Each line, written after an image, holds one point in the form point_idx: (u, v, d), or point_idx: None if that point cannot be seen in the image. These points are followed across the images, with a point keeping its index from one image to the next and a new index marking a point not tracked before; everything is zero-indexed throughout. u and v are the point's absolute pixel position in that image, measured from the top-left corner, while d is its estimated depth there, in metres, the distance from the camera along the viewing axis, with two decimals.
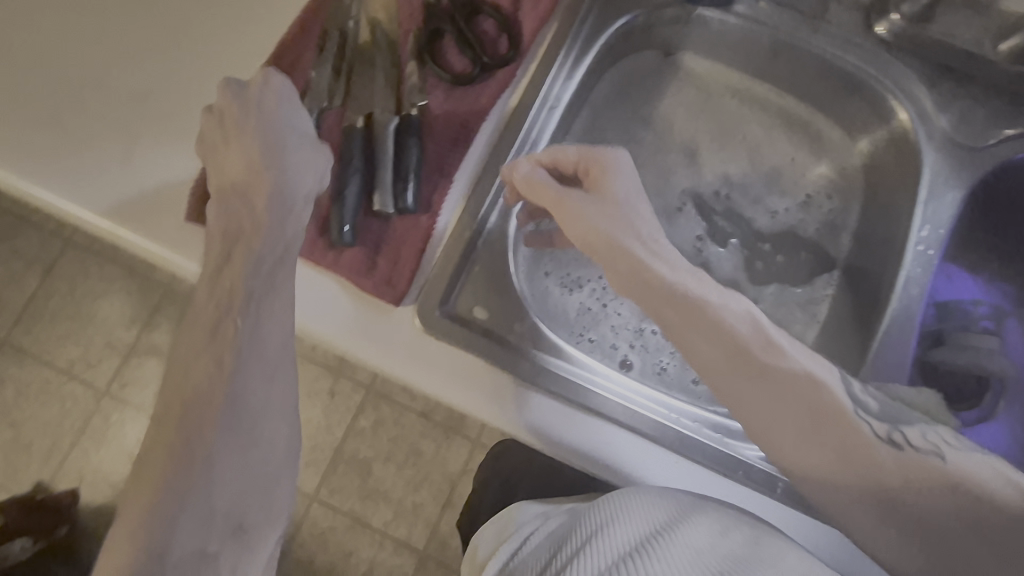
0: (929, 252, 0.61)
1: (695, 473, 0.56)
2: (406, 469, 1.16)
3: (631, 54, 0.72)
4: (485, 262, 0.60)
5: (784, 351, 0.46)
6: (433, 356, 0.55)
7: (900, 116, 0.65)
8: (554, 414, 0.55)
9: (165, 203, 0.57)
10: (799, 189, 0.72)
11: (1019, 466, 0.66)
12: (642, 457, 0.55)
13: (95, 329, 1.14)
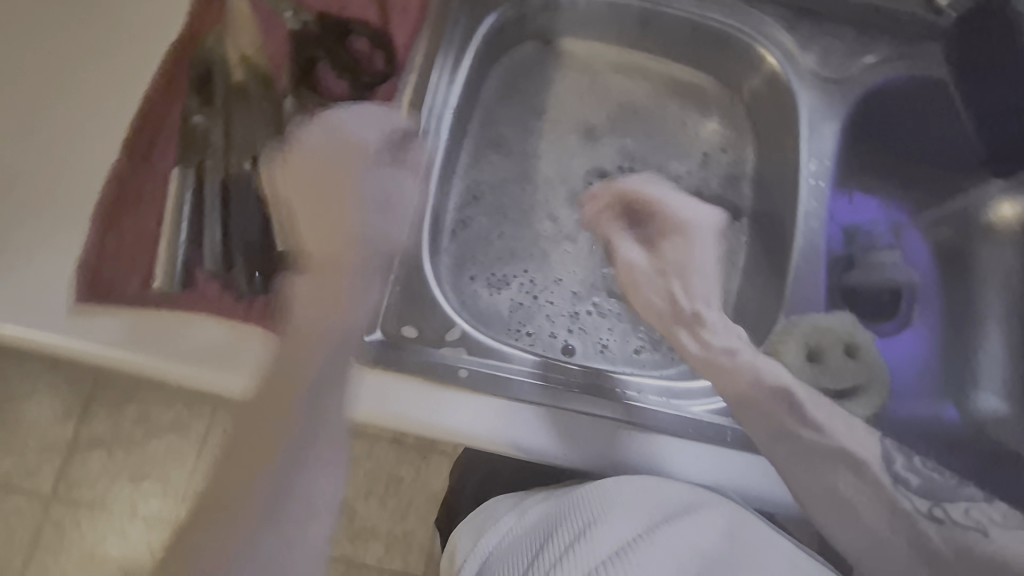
0: (821, 183, 0.65)
1: (652, 442, 0.56)
2: (388, 500, 1.14)
3: (510, 49, 0.74)
4: (405, 280, 0.58)
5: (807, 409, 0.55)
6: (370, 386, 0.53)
7: (768, 60, 0.69)
8: (508, 415, 0.55)
9: (50, 291, 0.52)
10: (695, 148, 0.75)
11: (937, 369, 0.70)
12: (600, 437, 0.56)
13: (26, 433, 1.06)
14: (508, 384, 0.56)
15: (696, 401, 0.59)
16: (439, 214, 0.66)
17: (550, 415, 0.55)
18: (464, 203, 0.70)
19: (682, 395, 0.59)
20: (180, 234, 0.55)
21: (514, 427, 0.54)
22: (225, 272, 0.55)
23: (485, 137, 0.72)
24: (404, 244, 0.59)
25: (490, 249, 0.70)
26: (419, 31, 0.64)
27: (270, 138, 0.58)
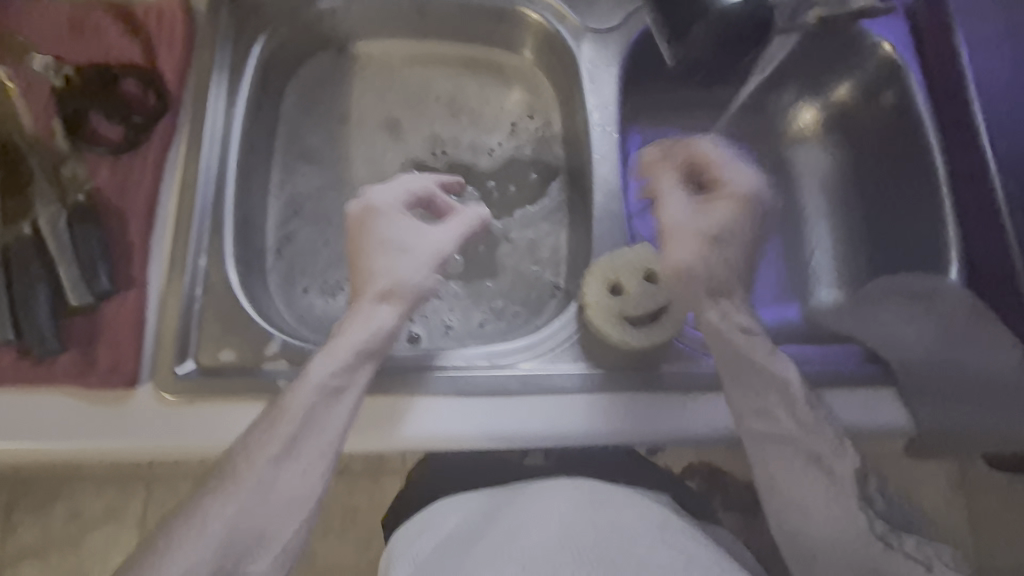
0: (610, 128, 0.69)
1: (591, 406, 0.57)
2: (346, 534, 1.08)
3: (300, 64, 0.74)
4: (214, 305, 0.58)
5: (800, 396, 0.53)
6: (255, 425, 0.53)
7: (534, 19, 0.73)
8: (457, 410, 0.56)
9: None
10: (504, 122, 0.78)
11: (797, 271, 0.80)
12: (550, 414, 0.57)
13: None
14: None
15: (523, 357, 0.59)
16: (254, 235, 0.66)
17: (385, 402, 0.57)
18: (284, 219, 0.71)
19: (509, 353, 0.60)
20: None
21: (460, 423, 0.56)
22: (18, 340, 0.54)
23: (293, 152, 0.73)
24: (207, 271, 0.59)
25: (318, 259, 0.71)
26: (188, 64, 0.65)
27: (47, 196, 0.57)
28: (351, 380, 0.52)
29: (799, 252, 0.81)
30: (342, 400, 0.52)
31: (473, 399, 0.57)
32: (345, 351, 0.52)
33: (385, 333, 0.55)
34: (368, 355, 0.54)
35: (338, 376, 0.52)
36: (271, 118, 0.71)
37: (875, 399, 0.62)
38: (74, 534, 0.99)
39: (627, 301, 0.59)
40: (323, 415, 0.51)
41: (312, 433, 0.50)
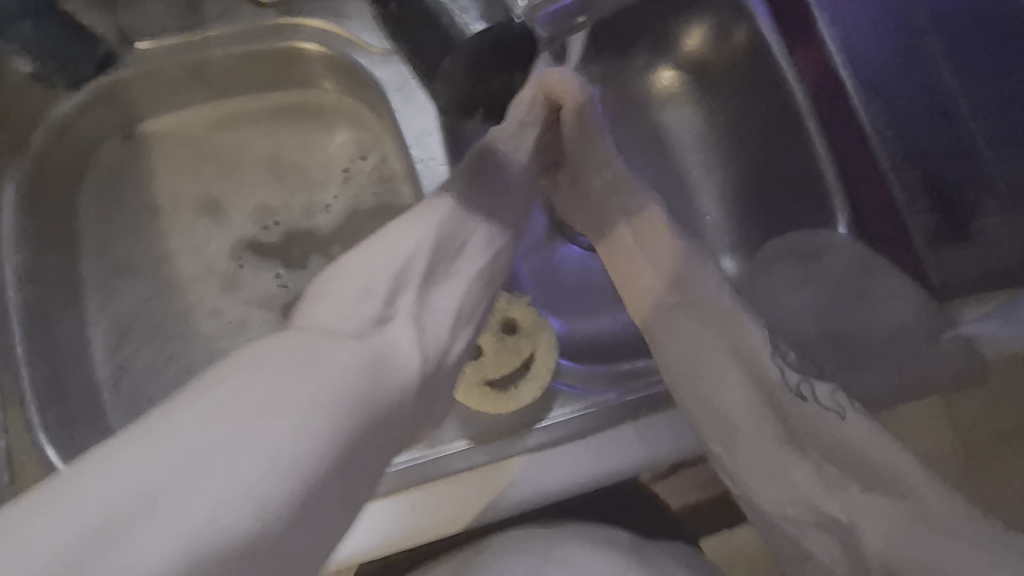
0: (435, 162, 0.59)
1: (577, 456, 0.51)
2: None
3: (87, 165, 0.66)
4: (33, 482, 0.52)
5: None
6: None
7: (315, 50, 0.63)
8: (430, 502, 0.51)
9: None
10: (336, 170, 0.69)
11: None
12: (558, 472, 0.51)
13: None
14: None
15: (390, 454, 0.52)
16: (72, 379, 0.59)
17: None
18: (113, 347, 0.62)
19: None
20: None
21: (463, 506, 0.51)
22: None
23: (106, 268, 0.65)
24: (10, 448, 0.52)
25: (162, 380, 0.62)
26: None
27: None
28: (422, 272, 0.45)
29: None
30: (400, 324, 0.41)
31: (439, 488, 0.51)
32: (365, 292, 0.41)
33: (469, 259, 0.48)
34: (412, 283, 0.44)
35: (398, 298, 0.42)
36: (63, 237, 0.62)
37: None
38: None
39: (485, 365, 0.51)
40: (339, 380, 0.33)
41: (192, 507, 0.27)
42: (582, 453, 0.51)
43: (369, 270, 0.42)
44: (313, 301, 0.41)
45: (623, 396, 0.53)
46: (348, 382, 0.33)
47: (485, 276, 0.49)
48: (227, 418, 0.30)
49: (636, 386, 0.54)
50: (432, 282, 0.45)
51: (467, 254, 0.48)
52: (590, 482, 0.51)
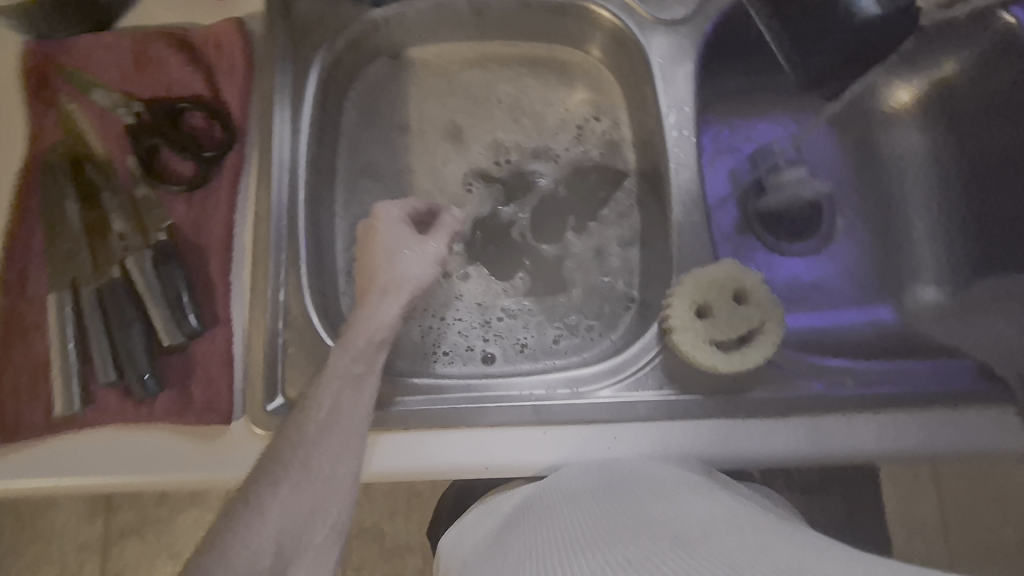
0: (685, 133, 0.64)
1: (763, 429, 0.56)
2: (414, 514, 1.07)
3: (359, 73, 0.73)
4: (297, 340, 0.59)
5: (975, 443, 0.56)
6: (402, 449, 0.56)
7: (602, 14, 0.67)
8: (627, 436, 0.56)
9: None
10: (568, 125, 0.74)
11: (883, 267, 0.76)
12: (749, 438, 0.56)
13: (22, 548, 1.02)
14: (423, 418, 0.57)
15: (603, 385, 0.58)
16: (324, 258, 0.67)
17: (454, 434, 0.56)
18: (350, 241, 0.70)
19: (588, 381, 0.58)
20: (69, 351, 0.56)
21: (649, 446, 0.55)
22: (119, 380, 0.56)
23: (356, 171, 0.72)
24: (287, 304, 0.59)
25: None
26: (251, 92, 0.64)
27: (134, 247, 0.59)
28: (362, 375, 0.53)
29: (886, 239, 0.77)
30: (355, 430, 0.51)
31: (630, 428, 0.56)
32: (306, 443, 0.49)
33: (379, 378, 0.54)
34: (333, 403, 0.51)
35: (315, 416, 0.50)
36: (333, 136, 0.70)
37: (991, 424, 0.56)
38: (164, 514, 1.03)
39: (716, 326, 0.55)
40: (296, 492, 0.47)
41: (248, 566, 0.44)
42: (782, 435, 0.56)
43: (330, 390, 0.51)
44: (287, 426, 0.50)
45: (831, 388, 0.58)
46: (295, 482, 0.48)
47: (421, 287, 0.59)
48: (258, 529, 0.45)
49: (844, 382, 0.58)
50: (357, 392, 0.52)
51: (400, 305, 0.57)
52: (780, 454, 0.56)
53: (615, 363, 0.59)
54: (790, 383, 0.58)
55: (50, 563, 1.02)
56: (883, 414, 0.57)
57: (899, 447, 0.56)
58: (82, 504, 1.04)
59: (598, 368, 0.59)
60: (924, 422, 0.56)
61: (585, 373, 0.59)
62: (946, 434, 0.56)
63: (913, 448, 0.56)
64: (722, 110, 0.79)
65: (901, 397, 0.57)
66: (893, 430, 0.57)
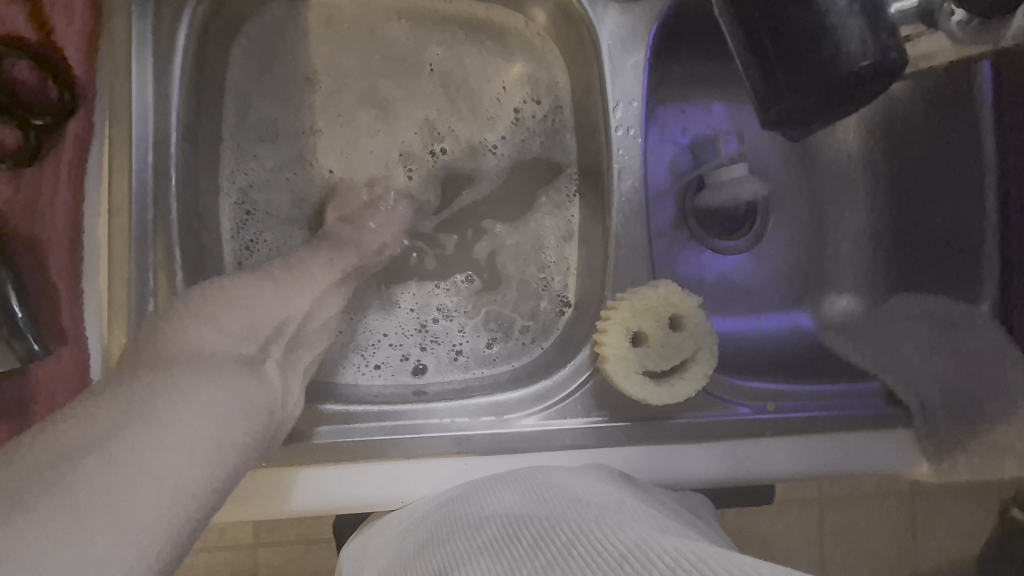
0: (632, 133, 0.58)
1: (683, 454, 0.56)
2: None
3: (250, 15, 0.59)
4: None
5: (869, 461, 0.60)
6: (305, 486, 0.50)
7: None
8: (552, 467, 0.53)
9: None
10: (503, 101, 0.66)
11: (808, 273, 0.77)
12: (672, 464, 0.56)
13: None
14: (328, 448, 0.51)
15: (528, 412, 0.55)
16: (208, 251, 0.56)
17: (364, 466, 0.51)
18: (240, 224, 0.60)
19: (513, 408, 0.55)
20: None
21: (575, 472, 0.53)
22: None
23: (248, 138, 0.61)
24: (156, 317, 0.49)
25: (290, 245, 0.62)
26: (95, 43, 0.50)
27: None
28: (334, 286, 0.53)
29: (811, 243, 0.77)
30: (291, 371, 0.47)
31: (558, 457, 0.53)
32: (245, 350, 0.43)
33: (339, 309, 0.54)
34: (293, 337, 0.48)
35: (276, 350, 0.46)
36: (219, 96, 0.58)
37: (888, 444, 0.60)
38: None
39: (649, 355, 0.53)
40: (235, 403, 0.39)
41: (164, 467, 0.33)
42: (704, 458, 0.56)
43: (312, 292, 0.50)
44: (185, 326, 0.42)
45: (755, 412, 0.59)
46: (242, 391, 0.40)
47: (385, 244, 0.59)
48: (174, 441, 0.34)
49: (765, 407, 0.59)
50: (308, 336, 0.50)
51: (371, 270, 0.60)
52: (698, 479, 0.56)
53: (543, 384, 0.56)
54: (712, 407, 0.58)
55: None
56: (796, 434, 0.59)
57: (806, 466, 0.59)
58: None
59: (525, 391, 0.56)
60: (828, 442, 0.59)
61: (511, 398, 0.55)
62: (848, 454, 0.59)
63: (818, 467, 0.59)
64: (670, 92, 0.74)
65: (823, 420, 0.59)
66: (804, 451, 0.59)
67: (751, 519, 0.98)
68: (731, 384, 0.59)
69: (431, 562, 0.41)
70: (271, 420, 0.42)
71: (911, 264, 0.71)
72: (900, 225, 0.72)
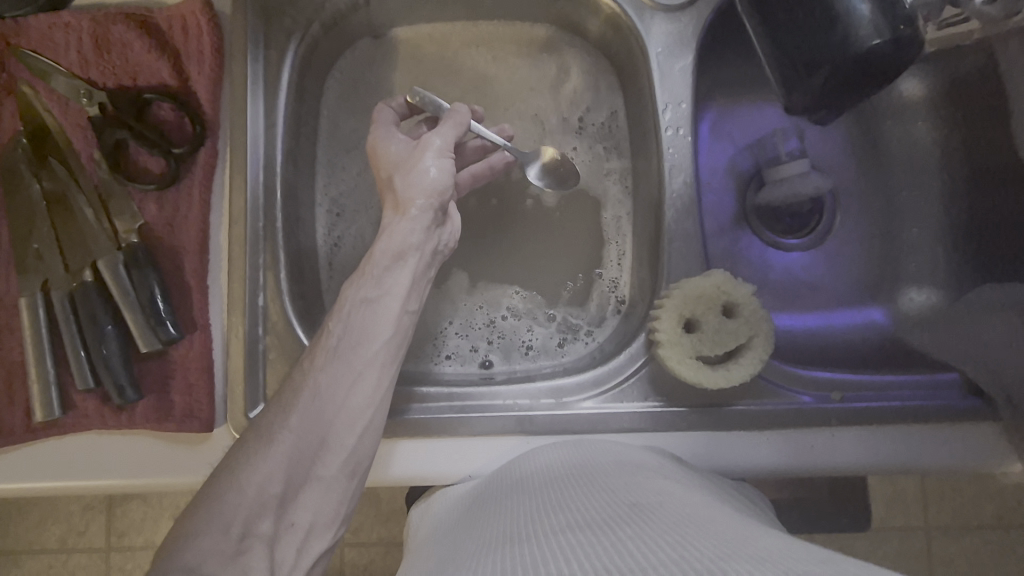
0: (681, 132, 0.61)
1: (744, 442, 0.57)
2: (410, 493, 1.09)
3: (341, 54, 0.70)
4: (276, 346, 0.58)
5: (945, 456, 0.58)
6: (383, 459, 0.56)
7: None
8: None
9: None
10: (559, 112, 0.72)
11: (880, 267, 0.75)
12: (732, 450, 0.57)
13: (48, 518, 1.05)
14: (405, 426, 0.57)
15: (587, 395, 0.58)
16: (306, 256, 0.65)
17: (436, 442, 0.57)
18: (331, 231, 0.69)
19: (572, 391, 0.58)
20: (43, 355, 0.55)
21: None
22: (98, 386, 0.56)
23: (337, 159, 0.69)
24: (266, 310, 0.58)
25: (355, 240, 0.69)
26: (220, 85, 0.60)
27: (104, 248, 0.57)
28: (353, 362, 0.50)
29: (882, 238, 0.75)
30: (291, 539, 0.46)
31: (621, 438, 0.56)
32: (234, 527, 0.43)
33: (377, 376, 0.51)
34: (286, 496, 0.46)
35: (276, 512, 0.45)
36: (315, 124, 0.68)
37: (961, 438, 0.58)
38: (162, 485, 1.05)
39: (704, 342, 0.55)
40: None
41: None
42: (764, 446, 0.57)
43: (328, 363, 0.50)
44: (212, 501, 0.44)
45: (819, 402, 0.58)
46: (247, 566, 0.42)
47: (438, 190, 0.56)
48: None
49: (831, 396, 0.58)
50: (307, 471, 0.47)
51: (361, 385, 0.50)
52: (759, 467, 0.57)
53: (601, 370, 0.60)
54: (774, 397, 0.58)
55: (57, 525, 1.05)
56: (863, 426, 0.58)
57: (878, 458, 0.57)
58: None
59: (583, 377, 0.59)
60: (899, 434, 0.58)
61: (572, 383, 0.59)
62: (920, 448, 0.58)
63: (890, 459, 0.58)
64: (725, 94, 0.76)
65: (888, 413, 0.58)
66: (873, 443, 0.58)
67: (839, 542, 0.92)
68: (797, 376, 0.59)
69: (472, 527, 0.46)
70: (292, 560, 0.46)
71: (979, 257, 0.68)
72: (967, 219, 0.70)
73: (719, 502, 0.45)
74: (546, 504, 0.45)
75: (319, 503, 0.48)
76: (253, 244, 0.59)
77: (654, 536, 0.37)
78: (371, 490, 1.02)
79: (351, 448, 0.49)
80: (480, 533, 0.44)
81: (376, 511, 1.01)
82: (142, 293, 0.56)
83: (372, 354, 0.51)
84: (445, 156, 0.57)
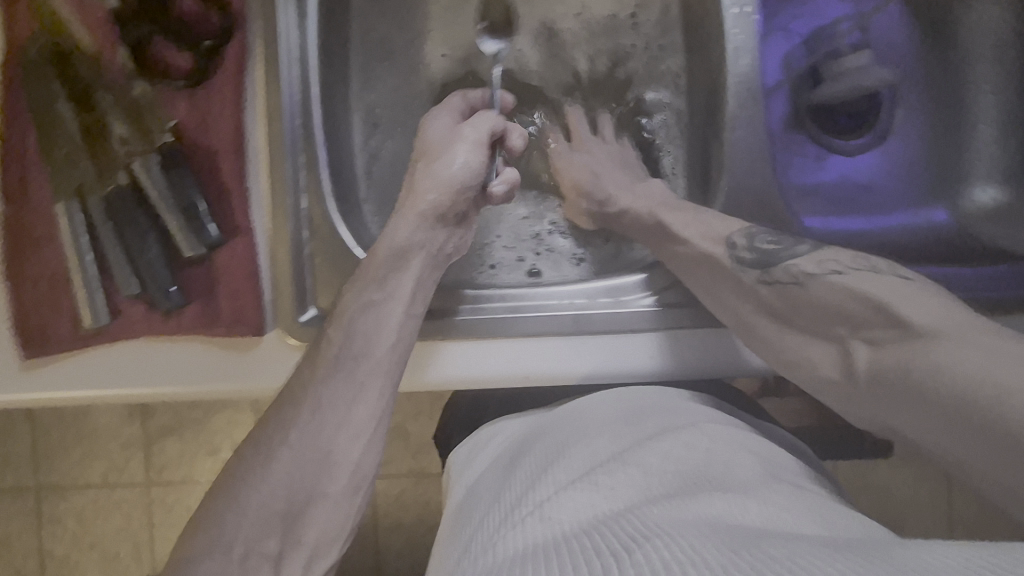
0: (748, 9, 0.56)
1: None
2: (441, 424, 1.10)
3: None
4: (323, 250, 0.56)
5: None
6: (443, 361, 0.55)
7: None
8: (676, 347, 0.55)
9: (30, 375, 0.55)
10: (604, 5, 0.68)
11: (942, 166, 0.71)
12: None
13: (90, 450, 1.07)
14: (461, 327, 0.56)
15: (646, 293, 0.57)
16: (345, 161, 0.63)
17: (494, 343, 0.55)
18: (368, 137, 0.66)
19: (629, 290, 0.57)
20: (86, 261, 0.53)
21: (690, 351, 0.55)
22: (143, 293, 0.54)
23: (373, 61, 0.66)
24: (309, 213, 0.56)
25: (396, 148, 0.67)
26: None
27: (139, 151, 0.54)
28: (355, 367, 0.50)
29: (943, 137, 0.71)
30: (297, 557, 0.46)
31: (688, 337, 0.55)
32: (235, 546, 0.43)
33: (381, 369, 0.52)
34: (297, 511, 0.46)
35: (302, 517, 0.46)
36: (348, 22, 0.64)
37: None
38: (200, 417, 1.06)
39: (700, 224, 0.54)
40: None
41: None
42: None
43: (351, 327, 0.51)
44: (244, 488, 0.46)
45: None
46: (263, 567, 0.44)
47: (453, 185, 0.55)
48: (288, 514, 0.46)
49: None
50: (321, 478, 0.48)
51: (364, 397, 0.50)
52: None
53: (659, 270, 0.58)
54: None
55: (101, 458, 1.07)
56: None
57: None
58: (119, 406, 1.09)
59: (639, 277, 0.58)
60: None
61: (630, 284, 0.57)
62: None
63: None
64: None
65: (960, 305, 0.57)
66: None
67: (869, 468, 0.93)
68: None
69: (509, 495, 0.46)
70: (338, 533, 0.48)
71: None
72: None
73: (757, 465, 0.46)
74: (584, 475, 0.45)
75: (331, 504, 0.48)
76: (293, 142, 0.56)
77: (729, 523, 0.37)
78: (405, 419, 1.03)
79: (355, 463, 0.49)
80: (523, 502, 0.44)
81: (411, 438, 1.02)
82: (183, 195, 0.54)
83: (369, 358, 0.51)
84: (476, 150, 0.55)
